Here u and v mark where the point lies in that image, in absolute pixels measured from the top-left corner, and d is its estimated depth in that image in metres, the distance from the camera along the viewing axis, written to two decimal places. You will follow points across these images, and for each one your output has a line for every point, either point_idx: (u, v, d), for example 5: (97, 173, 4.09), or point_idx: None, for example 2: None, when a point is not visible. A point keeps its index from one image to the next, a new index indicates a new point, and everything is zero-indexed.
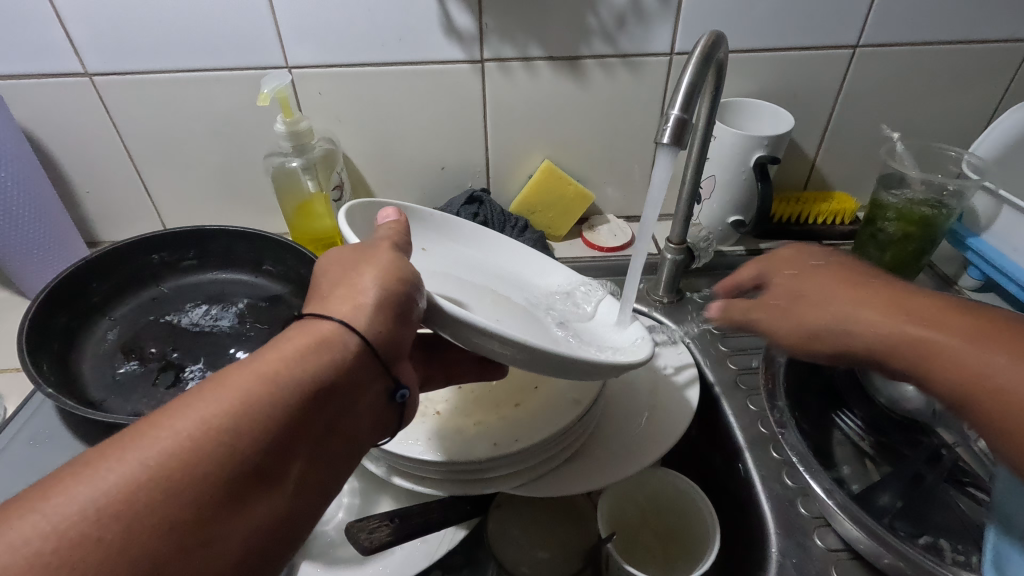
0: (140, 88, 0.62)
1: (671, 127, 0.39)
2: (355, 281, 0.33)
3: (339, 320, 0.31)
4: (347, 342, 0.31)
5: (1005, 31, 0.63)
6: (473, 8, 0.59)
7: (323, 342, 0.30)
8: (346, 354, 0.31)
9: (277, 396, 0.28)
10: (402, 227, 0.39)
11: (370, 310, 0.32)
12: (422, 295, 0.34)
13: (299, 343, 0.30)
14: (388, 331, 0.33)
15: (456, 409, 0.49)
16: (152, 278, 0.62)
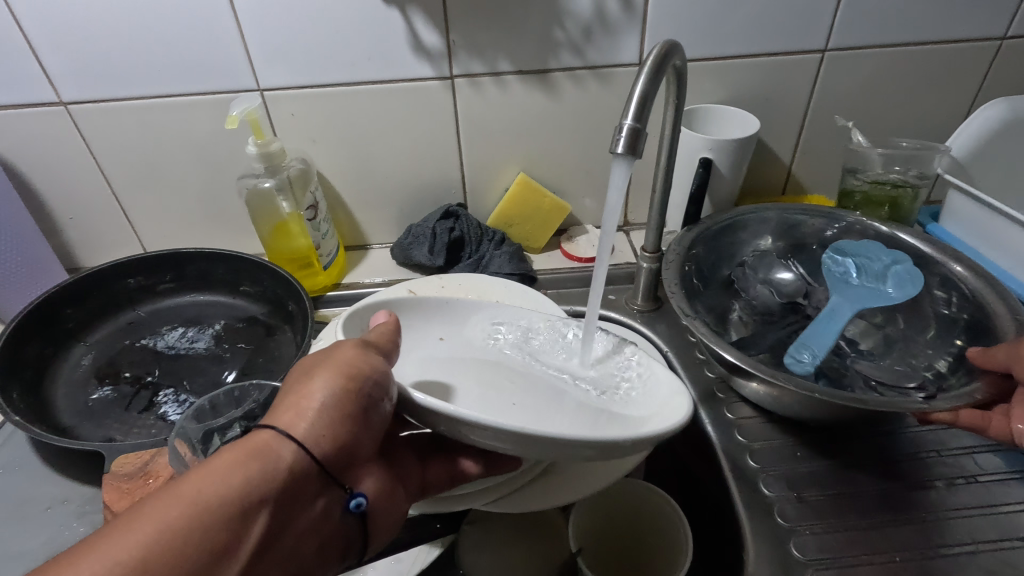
0: (115, 115, 0.62)
1: (625, 136, 0.39)
2: (307, 384, 0.34)
3: (280, 430, 0.32)
4: (284, 453, 0.31)
5: (974, 30, 0.63)
6: (440, 26, 0.60)
7: (259, 452, 0.31)
8: (281, 466, 0.31)
9: (201, 514, 0.28)
10: (387, 331, 0.40)
11: (316, 415, 0.33)
12: (385, 397, 0.35)
13: (230, 458, 0.30)
14: (340, 437, 0.33)
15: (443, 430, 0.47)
16: (128, 303, 0.62)
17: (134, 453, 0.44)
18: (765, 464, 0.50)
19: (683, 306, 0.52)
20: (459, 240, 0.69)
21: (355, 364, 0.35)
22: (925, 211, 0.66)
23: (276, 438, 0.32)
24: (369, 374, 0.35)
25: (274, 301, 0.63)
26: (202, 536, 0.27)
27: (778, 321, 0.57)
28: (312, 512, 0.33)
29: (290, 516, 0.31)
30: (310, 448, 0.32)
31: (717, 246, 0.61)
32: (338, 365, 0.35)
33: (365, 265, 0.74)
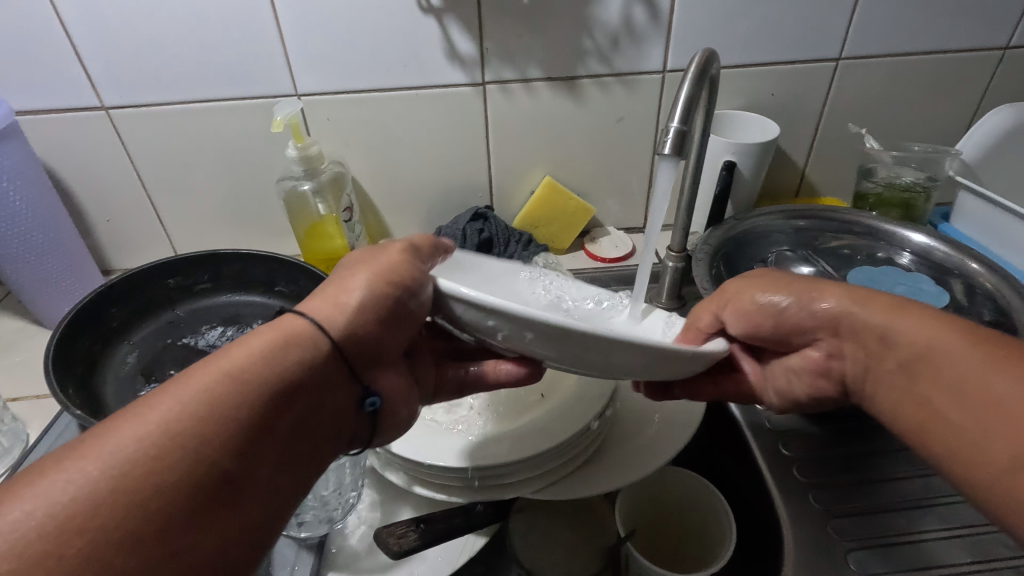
0: (155, 119, 0.64)
1: (672, 139, 0.42)
2: (348, 280, 0.37)
3: (312, 320, 0.35)
4: (318, 342, 0.34)
5: (978, 40, 0.67)
6: (474, 34, 0.62)
7: (292, 337, 0.33)
8: (315, 354, 0.34)
9: (250, 382, 0.31)
10: (431, 241, 0.42)
11: (351, 309, 0.36)
12: (411, 299, 0.37)
13: (272, 334, 0.33)
14: (367, 326, 0.36)
15: None
16: (168, 303, 0.63)
17: None
18: (796, 452, 0.52)
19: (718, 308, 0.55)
20: (488, 242, 0.71)
21: (395, 270, 0.37)
22: (935, 212, 0.68)
23: (310, 327, 0.35)
24: (405, 271, 0.37)
25: (311, 301, 0.65)
26: (231, 401, 0.30)
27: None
28: (340, 400, 0.36)
29: (316, 398, 0.34)
30: (339, 341, 0.35)
31: (742, 244, 0.64)
32: (384, 265, 0.37)
33: None
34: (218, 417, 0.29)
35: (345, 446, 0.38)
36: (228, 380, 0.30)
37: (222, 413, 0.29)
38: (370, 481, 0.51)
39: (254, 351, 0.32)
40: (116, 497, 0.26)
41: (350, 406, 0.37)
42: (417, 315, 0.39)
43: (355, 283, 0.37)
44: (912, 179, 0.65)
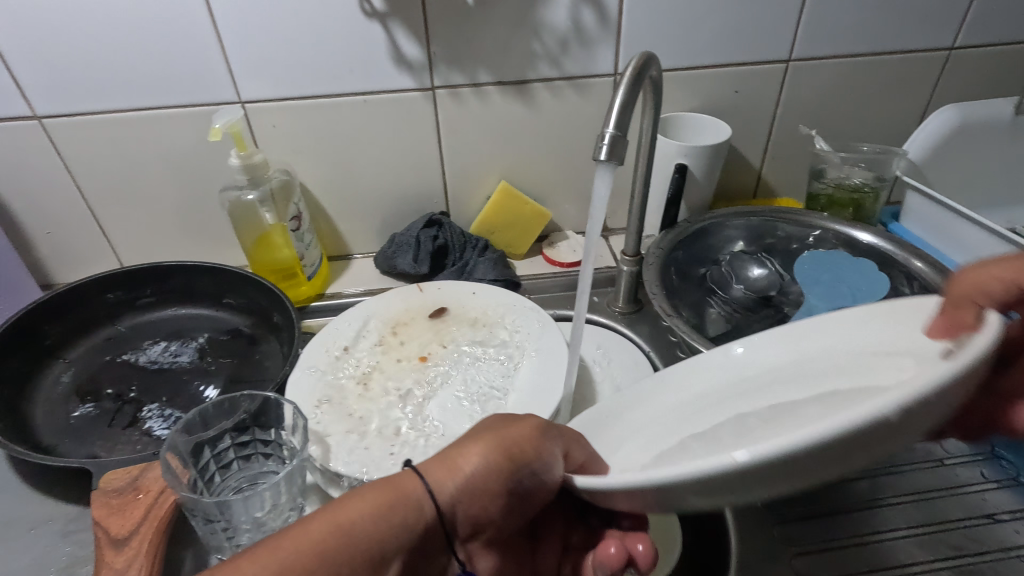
0: (92, 129, 0.62)
1: (607, 144, 0.41)
2: (464, 448, 0.37)
3: (426, 487, 0.35)
4: (415, 510, 0.35)
5: (924, 41, 0.68)
6: (421, 39, 0.61)
7: (397, 502, 0.34)
8: (404, 522, 0.34)
9: (336, 551, 0.31)
10: (577, 438, 0.40)
11: (462, 480, 0.36)
12: (547, 469, 0.37)
13: (376, 496, 0.34)
14: (473, 500, 0.37)
15: (445, 422, 0.48)
16: (108, 318, 0.61)
17: (121, 468, 0.43)
18: None
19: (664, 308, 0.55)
20: (443, 249, 0.70)
21: (505, 442, 0.37)
22: (885, 211, 0.69)
23: (422, 492, 0.35)
24: (544, 449, 0.37)
25: (259, 313, 0.63)
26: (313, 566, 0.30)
27: (756, 317, 0.58)
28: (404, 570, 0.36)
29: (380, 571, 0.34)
30: (423, 512, 0.35)
31: (694, 247, 0.64)
32: (500, 435, 0.38)
33: (349, 275, 0.74)
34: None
35: None
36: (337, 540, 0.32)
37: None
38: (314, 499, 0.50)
39: (357, 513, 0.33)
40: None
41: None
42: (536, 495, 0.39)
43: (470, 451, 0.37)
44: (860, 180, 0.65)
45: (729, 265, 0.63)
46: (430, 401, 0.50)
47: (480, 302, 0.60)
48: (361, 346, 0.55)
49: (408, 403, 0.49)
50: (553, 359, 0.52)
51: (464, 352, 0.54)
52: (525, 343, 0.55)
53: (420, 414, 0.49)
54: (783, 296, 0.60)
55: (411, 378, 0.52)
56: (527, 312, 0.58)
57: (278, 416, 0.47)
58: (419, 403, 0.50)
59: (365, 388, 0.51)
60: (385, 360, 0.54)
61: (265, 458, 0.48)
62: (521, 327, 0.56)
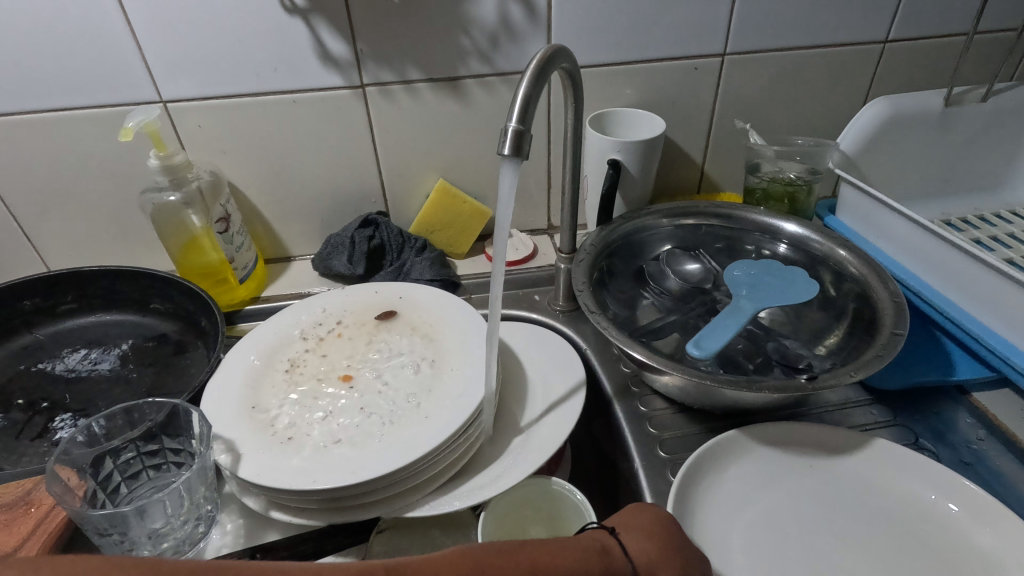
0: (6, 130, 0.60)
1: (510, 138, 0.40)
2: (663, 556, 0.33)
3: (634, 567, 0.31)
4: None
5: (857, 34, 0.68)
6: (346, 35, 0.60)
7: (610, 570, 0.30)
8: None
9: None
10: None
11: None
12: None
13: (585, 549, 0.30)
14: None
15: (361, 425, 0.47)
16: (25, 327, 0.59)
17: (13, 482, 0.41)
18: (673, 453, 0.51)
19: (592, 302, 0.54)
20: (380, 249, 0.69)
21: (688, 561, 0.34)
22: (823, 204, 0.69)
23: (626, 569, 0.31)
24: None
25: (185, 318, 0.61)
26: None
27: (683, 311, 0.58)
28: None
29: None
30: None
31: (629, 243, 0.63)
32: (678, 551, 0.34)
33: (287, 278, 0.73)
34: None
35: None
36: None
37: None
38: (230, 507, 0.48)
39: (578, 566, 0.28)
40: None
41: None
42: None
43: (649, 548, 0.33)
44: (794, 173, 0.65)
45: (665, 259, 0.62)
46: (344, 405, 0.48)
47: (408, 303, 0.59)
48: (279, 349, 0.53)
49: (321, 408, 0.48)
50: (473, 361, 0.52)
51: (386, 353, 0.53)
52: (447, 345, 0.54)
53: (332, 417, 0.47)
54: (715, 291, 0.59)
55: (329, 379, 0.51)
56: (458, 311, 0.57)
57: (188, 424, 0.46)
58: (333, 406, 0.48)
59: (279, 391, 0.49)
60: (303, 363, 0.52)
61: (176, 467, 0.47)
62: (444, 329, 0.55)
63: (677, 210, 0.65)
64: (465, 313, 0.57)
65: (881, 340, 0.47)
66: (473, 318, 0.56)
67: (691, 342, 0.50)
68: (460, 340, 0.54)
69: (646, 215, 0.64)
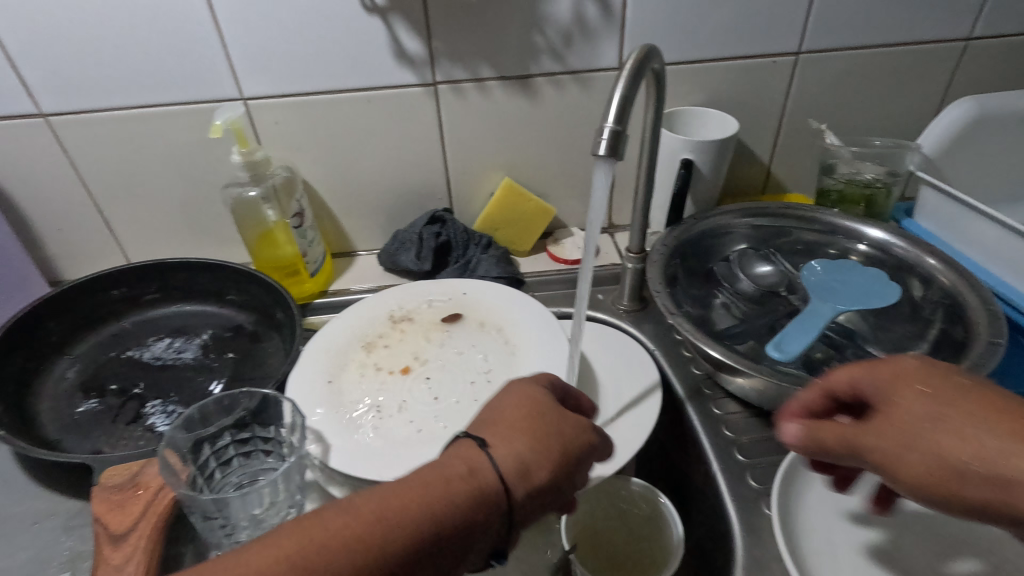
0: (96, 126, 0.62)
1: (606, 139, 0.40)
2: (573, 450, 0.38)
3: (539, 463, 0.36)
4: (486, 475, 0.35)
5: (938, 32, 0.66)
6: (421, 34, 0.60)
7: (479, 492, 0.34)
8: (486, 488, 0.34)
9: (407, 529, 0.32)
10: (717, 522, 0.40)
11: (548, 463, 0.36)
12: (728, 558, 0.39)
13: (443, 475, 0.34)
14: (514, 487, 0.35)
15: (443, 421, 0.47)
16: (112, 315, 0.62)
17: (122, 464, 0.43)
18: (752, 458, 0.50)
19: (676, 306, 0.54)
20: (445, 245, 0.69)
21: (568, 441, 0.38)
22: (899, 207, 0.67)
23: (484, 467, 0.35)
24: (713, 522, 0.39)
25: (261, 310, 0.63)
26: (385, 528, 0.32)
27: (758, 314, 0.57)
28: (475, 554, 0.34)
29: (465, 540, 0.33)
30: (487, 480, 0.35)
31: (700, 244, 0.63)
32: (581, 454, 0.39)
33: (352, 272, 0.74)
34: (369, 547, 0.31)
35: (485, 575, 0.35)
36: (359, 538, 0.31)
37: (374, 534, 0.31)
38: None
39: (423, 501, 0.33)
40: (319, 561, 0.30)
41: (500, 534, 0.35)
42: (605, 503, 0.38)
43: (813, 393, 0.37)
44: (872, 175, 0.63)
45: (736, 262, 0.61)
46: (430, 398, 0.50)
47: (478, 300, 0.59)
48: (359, 343, 0.55)
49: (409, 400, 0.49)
50: (552, 361, 0.52)
51: (462, 349, 0.54)
52: (522, 343, 0.54)
53: (420, 410, 0.48)
54: (790, 295, 0.58)
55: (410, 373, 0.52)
56: (530, 309, 0.57)
57: (277, 414, 0.47)
58: (418, 398, 0.49)
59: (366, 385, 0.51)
60: (384, 357, 0.54)
61: (265, 455, 0.48)
62: (517, 327, 0.56)
63: (747, 212, 0.64)
64: (538, 313, 0.57)
65: (979, 349, 0.46)
66: (547, 317, 0.56)
67: (773, 344, 0.49)
68: (534, 337, 0.54)
69: (715, 216, 0.64)
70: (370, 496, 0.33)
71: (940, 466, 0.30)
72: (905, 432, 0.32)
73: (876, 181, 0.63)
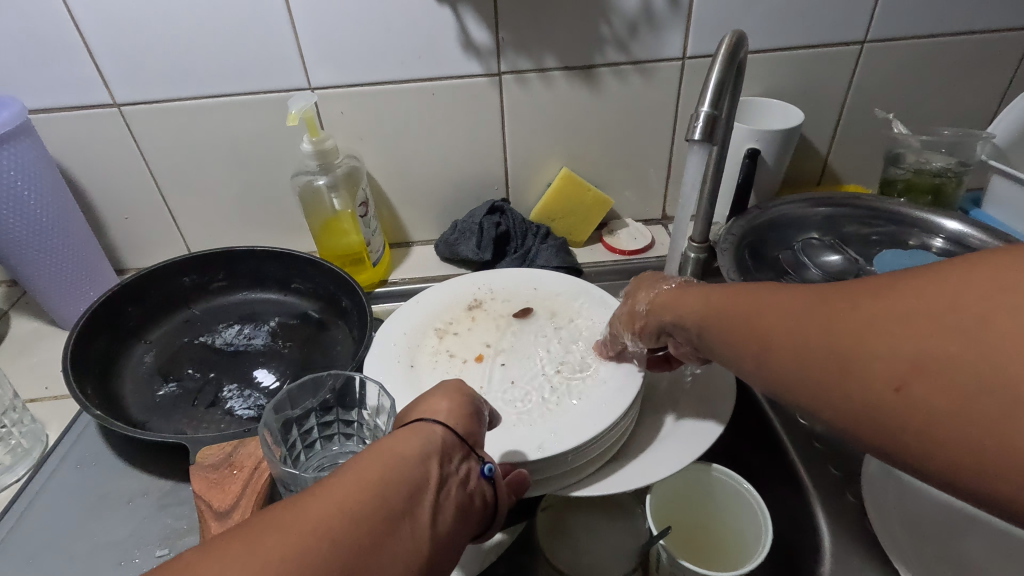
0: (166, 115, 0.63)
1: (702, 124, 0.40)
2: (436, 403, 0.40)
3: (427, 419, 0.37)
4: (432, 431, 0.36)
5: (1007, 21, 0.65)
6: (489, 23, 0.60)
7: (410, 431, 0.36)
8: (431, 439, 0.36)
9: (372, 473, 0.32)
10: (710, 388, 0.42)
11: (443, 414, 0.39)
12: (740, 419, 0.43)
13: (393, 437, 0.35)
14: (468, 423, 0.39)
15: (529, 405, 0.48)
16: (182, 302, 0.63)
17: (216, 445, 0.45)
18: (830, 446, 0.51)
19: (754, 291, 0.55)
20: (505, 235, 0.70)
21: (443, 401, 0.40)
22: (966, 198, 0.67)
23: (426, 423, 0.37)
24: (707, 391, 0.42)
25: (327, 298, 0.63)
26: (369, 478, 0.31)
27: None
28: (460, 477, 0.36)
29: (441, 469, 0.35)
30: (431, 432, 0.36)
31: (767, 233, 0.62)
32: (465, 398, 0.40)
33: (410, 263, 0.74)
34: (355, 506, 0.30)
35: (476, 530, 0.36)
36: (377, 486, 0.31)
37: (360, 492, 0.30)
38: None
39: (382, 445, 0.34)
40: (318, 526, 0.28)
41: (472, 476, 0.37)
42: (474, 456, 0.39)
43: (698, 302, 0.38)
44: (940, 165, 0.63)
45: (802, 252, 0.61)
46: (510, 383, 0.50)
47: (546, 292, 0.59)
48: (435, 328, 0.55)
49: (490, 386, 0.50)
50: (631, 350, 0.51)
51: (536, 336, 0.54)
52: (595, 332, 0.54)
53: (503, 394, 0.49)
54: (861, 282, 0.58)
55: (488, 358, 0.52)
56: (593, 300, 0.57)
57: (362, 397, 0.48)
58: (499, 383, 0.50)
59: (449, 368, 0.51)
60: (461, 342, 0.54)
61: (346, 440, 0.50)
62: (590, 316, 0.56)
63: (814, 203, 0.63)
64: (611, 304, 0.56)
65: None
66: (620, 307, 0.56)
67: None
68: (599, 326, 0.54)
69: (782, 206, 0.63)
70: (355, 464, 0.32)
71: (795, 351, 0.30)
72: (743, 318, 0.33)
73: (944, 171, 0.62)
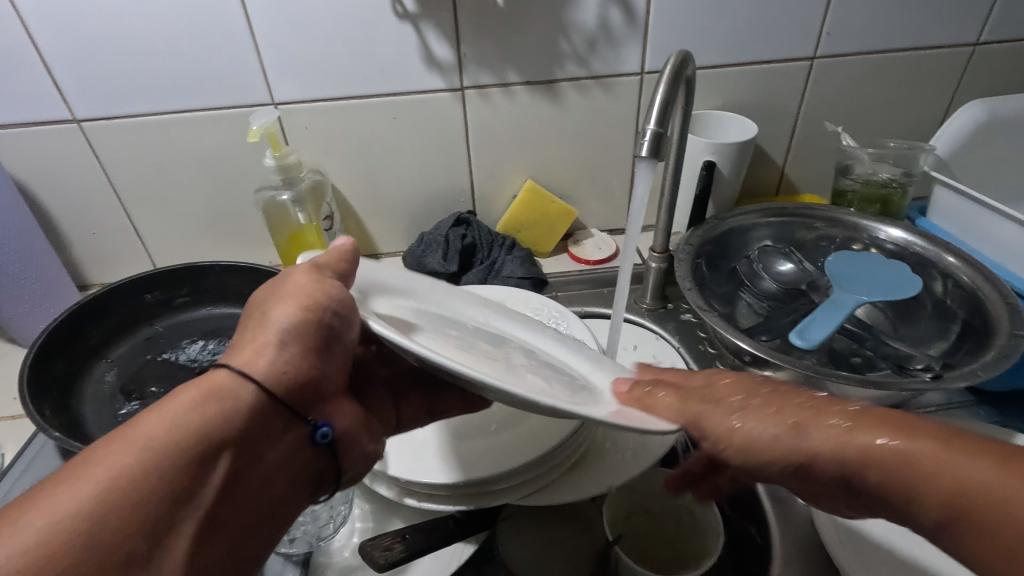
0: (128, 130, 0.63)
1: (648, 141, 0.42)
2: (266, 318, 0.36)
3: (236, 369, 0.33)
4: (236, 395, 0.33)
5: (949, 36, 0.68)
6: (451, 40, 0.62)
7: (218, 391, 0.32)
8: (236, 407, 0.32)
9: (118, 486, 0.28)
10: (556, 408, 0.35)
11: (275, 346, 0.35)
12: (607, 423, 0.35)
13: (191, 396, 0.32)
14: (300, 364, 0.35)
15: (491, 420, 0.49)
16: (147, 318, 0.62)
17: None
18: None
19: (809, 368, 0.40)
20: (471, 247, 0.71)
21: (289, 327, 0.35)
22: (913, 207, 0.69)
23: (233, 378, 0.33)
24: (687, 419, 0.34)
25: None
26: (138, 476, 0.28)
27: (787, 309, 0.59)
28: (283, 445, 0.35)
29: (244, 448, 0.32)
30: (267, 385, 0.34)
31: (723, 244, 0.64)
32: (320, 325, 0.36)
33: None
34: (107, 510, 0.27)
35: (300, 489, 0.36)
36: (149, 470, 0.29)
37: (130, 488, 0.28)
38: (361, 493, 0.50)
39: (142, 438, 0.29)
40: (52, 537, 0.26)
41: (299, 439, 0.36)
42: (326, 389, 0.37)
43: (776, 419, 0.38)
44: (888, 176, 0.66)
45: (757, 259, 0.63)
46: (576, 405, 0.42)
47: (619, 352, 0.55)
48: None
49: None
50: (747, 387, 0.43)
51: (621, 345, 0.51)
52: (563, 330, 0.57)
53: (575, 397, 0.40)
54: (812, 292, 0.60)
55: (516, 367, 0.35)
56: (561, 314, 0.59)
57: None
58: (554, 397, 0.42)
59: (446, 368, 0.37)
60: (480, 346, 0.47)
61: None
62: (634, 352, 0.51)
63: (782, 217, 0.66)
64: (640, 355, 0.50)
65: (1000, 343, 0.48)
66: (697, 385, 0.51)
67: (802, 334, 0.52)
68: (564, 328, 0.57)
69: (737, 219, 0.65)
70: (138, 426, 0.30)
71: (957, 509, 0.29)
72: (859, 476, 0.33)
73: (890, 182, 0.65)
